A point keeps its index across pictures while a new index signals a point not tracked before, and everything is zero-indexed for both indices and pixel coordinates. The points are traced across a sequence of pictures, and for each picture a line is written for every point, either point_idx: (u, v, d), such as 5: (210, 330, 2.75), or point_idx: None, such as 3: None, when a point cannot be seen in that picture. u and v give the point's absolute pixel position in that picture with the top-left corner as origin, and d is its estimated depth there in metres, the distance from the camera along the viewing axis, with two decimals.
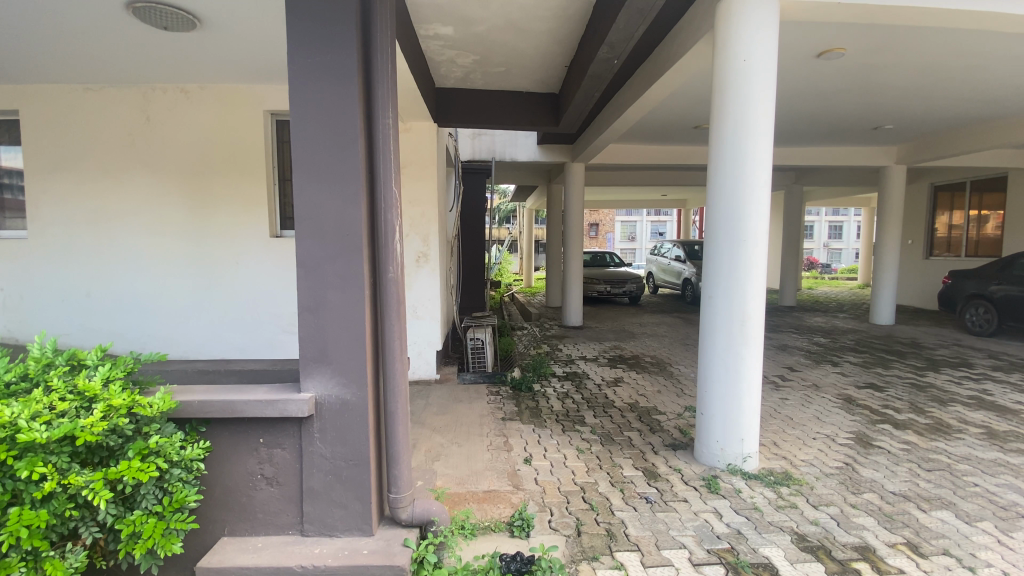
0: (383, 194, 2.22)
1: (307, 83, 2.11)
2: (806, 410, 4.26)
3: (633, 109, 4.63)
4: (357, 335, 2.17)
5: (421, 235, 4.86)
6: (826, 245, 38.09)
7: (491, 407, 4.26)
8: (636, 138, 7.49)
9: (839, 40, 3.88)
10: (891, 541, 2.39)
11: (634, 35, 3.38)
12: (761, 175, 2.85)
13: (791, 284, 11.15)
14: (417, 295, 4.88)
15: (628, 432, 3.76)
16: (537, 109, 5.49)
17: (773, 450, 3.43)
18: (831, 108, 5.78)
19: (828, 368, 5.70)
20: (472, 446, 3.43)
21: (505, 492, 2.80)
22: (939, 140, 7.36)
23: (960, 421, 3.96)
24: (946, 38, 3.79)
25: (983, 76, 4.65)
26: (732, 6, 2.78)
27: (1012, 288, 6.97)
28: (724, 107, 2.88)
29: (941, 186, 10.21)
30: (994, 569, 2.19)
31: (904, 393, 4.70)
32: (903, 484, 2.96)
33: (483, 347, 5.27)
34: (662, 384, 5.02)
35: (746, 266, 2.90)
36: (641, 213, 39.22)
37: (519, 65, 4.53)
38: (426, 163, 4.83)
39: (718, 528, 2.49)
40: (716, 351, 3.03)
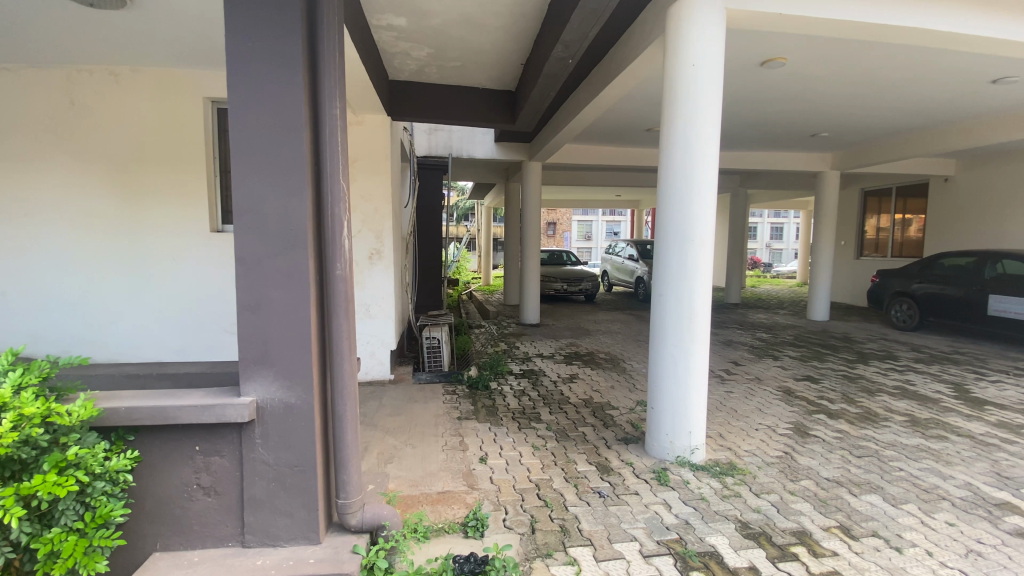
0: (329, 188, 2.13)
1: (247, 70, 1.99)
2: (749, 402, 4.46)
3: (589, 110, 4.68)
4: (302, 336, 2.07)
5: (374, 232, 4.73)
6: (768, 246, 40.19)
7: (446, 407, 4.20)
8: (591, 139, 7.60)
9: (781, 50, 4.07)
10: (825, 525, 2.53)
11: (588, 35, 3.41)
12: (709, 177, 2.94)
13: (736, 282, 11.61)
14: (370, 293, 4.75)
15: (583, 428, 3.81)
16: (493, 106, 5.47)
17: (719, 442, 3.56)
18: (773, 115, 6.07)
19: (769, 361, 6.00)
20: (426, 448, 3.37)
21: (459, 493, 2.77)
22: (869, 148, 7.89)
23: (887, 410, 4.26)
24: (877, 52, 4.05)
25: (907, 89, 5.01)
26: (683, 10, 2.85)
27: (933, 286, 7.57)
28: (674, 108, 2.95)
29: (870, 192, 10.98)
30: (918, 548, 2.35)
31: (837, 384, 5.02)
32: (836, 470, 3.15)
33: (439, 346, 5.21)
34: (616, 380, 5.13)
35: (694, 265, 2.99)
36: (597, 213, 40.06)
37: (474, 61, 4.48)
38: (380, 158, 4.70)
39: (667, 519, 2.55)
40: (666, 347, 3.11)
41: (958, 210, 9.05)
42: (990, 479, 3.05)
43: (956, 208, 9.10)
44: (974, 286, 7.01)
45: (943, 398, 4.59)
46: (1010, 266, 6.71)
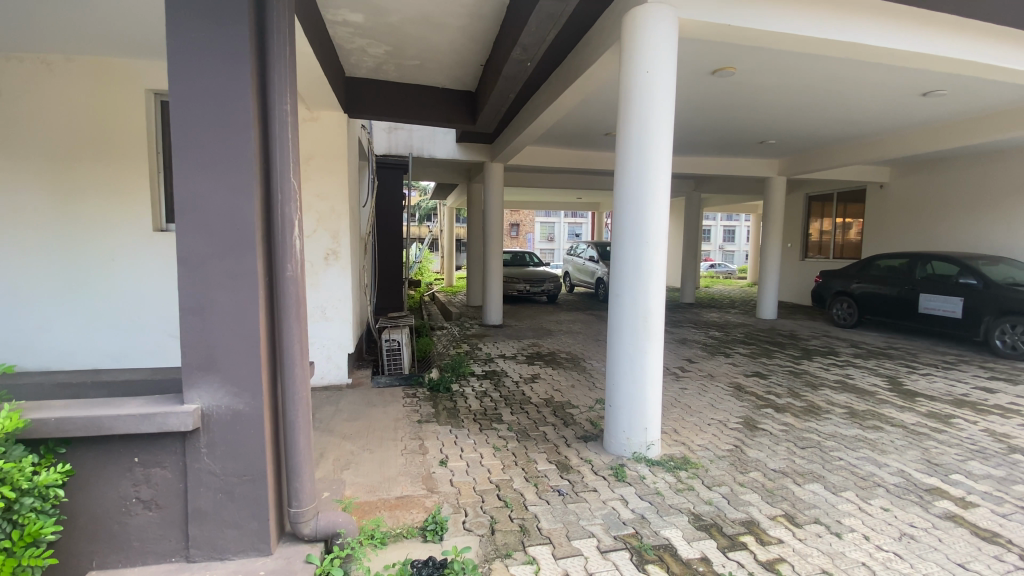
0: (279, 186, 2.06)
1: (189, 62, 1.90)
2: (702, 398, 4.62)
3: (548, 113, 4.73)
4: (250, 339, 1.99)
5: (330, 231, 4.61)
6: (721, 248, 41.80)
7: (406, 410, 4.14)
8: (552, 142, 7.68)
9: (730, 60, 4.25)
10: (772, 514, 2.65)
11: (545, 39, 3.45)
12: (662, 179, 3.03)
13: (691, 281, 11.99)
14: (326, 295, 4.62)
15: (543, 427, 3.84)
16: (453, 106, 5.45)
17: (674, 437, 3.67)
18: (724, 122, 6.32)
19: (721, 358, 6.24)
20: (385, 452, 3.31)
21: (418, 497, 2.73)
22: (813, 155, 8.33)
23: (829, 403, 4.50)
24: (817, 65, 4.28)
25: (845, 100, 5.32)
26: (637, 18, 2.93)
27: (870, 286, 8.07)
28: (629, 113, 3.03)
29: (814, 197, 11.60)
30: (856, 533, 2.50)
31: (784, 379, 5.27)
32: (783, 462, 3.30)
33: (399, 349, 5.14)
34: (576, 379, 5.20)
35: (649, 266, 3.07)
36: (558, 215, 40.52)
37: (433, 60, 4.45)
38: (337, 156, 4.59)
39: (624, 515, 2.61)
40: (623, 346, 3.18)
41: (892, 215, 9.68)
42: (921, 466, 3.28)
43: (890, 213, 9.74)
44: (906, 285, 7.52)
45: (879, 391, 4.90)
46: (938, 266, 7.23)
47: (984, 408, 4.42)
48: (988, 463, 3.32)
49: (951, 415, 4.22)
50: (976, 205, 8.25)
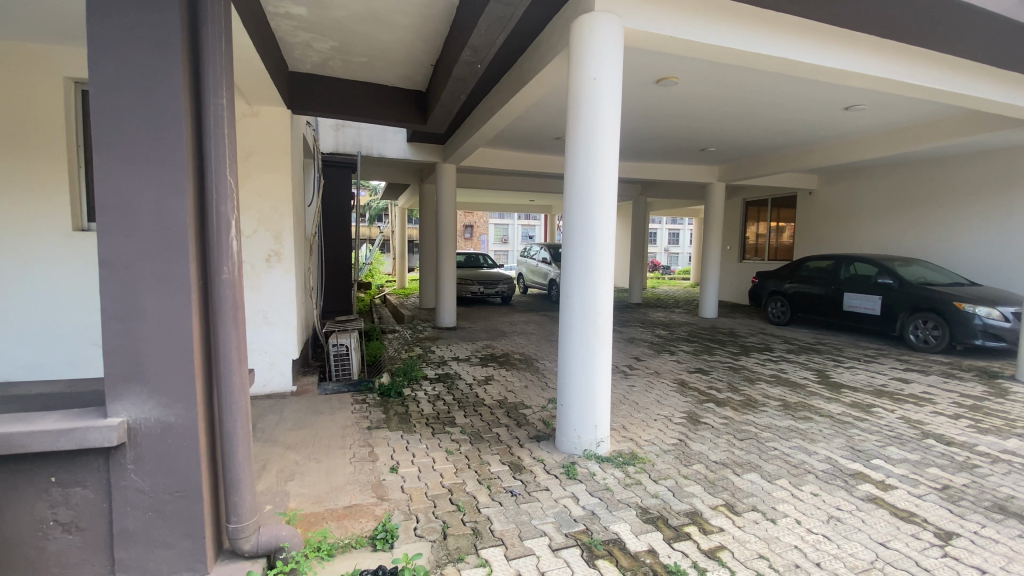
0: (215, 184, 1.96)
1: (112, 51, 1.78)
2: (649, 394, 4.79)
3: (499, 116, 4.75)
4: (183, 347, 1.87)
5: (272, 232, 4.42)
6: (667, 250, 43.48)
7: (356, 417, 4.03)
8: (504, 145, 7.72)
9: (673, 70, 4.43)
10: (714, 504, 2.78)
11: (494, 41, 3.48)
12: (609, 184, 3.11)
13: (638, 283, 12.40)
14: (269, 299, 4.43)
15: (497, 429, 3.85)
16: (403, 105, 5.37)
17: (623, 433, 3.78)
18: (669, 129, 6.57)
19: (667, 356, 6.49)
20: (333, 461, 3.20)
21: (368, 505, 2.66)
22: (750, 163, 8.81)
23: (765, 396, 4.77)
24: (752, 77, 4.54)
25: (777, 111, 5.67)
26: (584, 25, 3.00)
27: (801, 285, 8.63)
28: (577, 118, 3.10)
29: (750, 202, 12.28)
30: (789, 518, 2.66)
31: (724, 375, 5.55)
32: (723, 453, 3.47)
33: (348, 353, 4.99)
34: (529, 380, 5.24)
35: (598, 267, 3.15)
36: (511, 217, 40.77)
37: (382, 58, 4.36)
38: (279, 154, 4.40)
39: (575, 512, 2.65)
40: (573, 347, 3.23)
41: (820, 219, 10.40)
42: (845, 452, 3.54)
43: (818, 218, 10.46)
44: (833, 285, 8.09)
45: (809, 383, 5.25)
46: (860, 268, 7.83)
47: (900, 397, 4.83)
48: (904, 448, 3.63)
49: (873, 405, 4.58)
50: (892, 211, 9.03)
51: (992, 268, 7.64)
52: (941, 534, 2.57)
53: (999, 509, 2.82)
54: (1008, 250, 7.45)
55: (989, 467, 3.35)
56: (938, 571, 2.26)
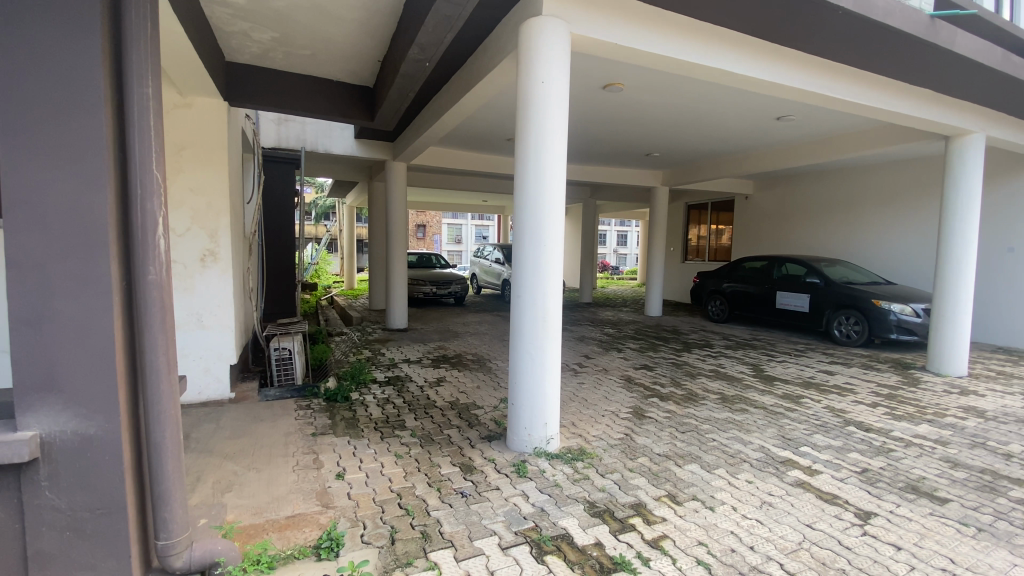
0: (139, 179, 1.83)
1: (19, 32, 1.63)
2: (598, 391, 4.91)
3: (448, 115, 4.72)
4: (103, 353, 1.73)
5: (207, 231, 4.19)
6: (616, 251, 44.72)
7: (300, 423, 3.88)
8: (455, 144, 7.68)
9: (619, 77, 4.57)
10: (657, 495, 2.89)
11: (443, 40, 3.46)
12: (557, 187, 3.16)
13: (588, 282, 12.68)
14: (203, 301, 4.20)
15: (448, 430, 3.82)
16: (349, 101, 5.24)
17: (572, 430, 3.85)
18: (616, 134, 6.78)
19: (615, 353, 6.68)
20: (274, 470, 3.07)
21: (312, 514, 2.58)
22: (693, 168, 9.21)
23: (705, 390, 5.01)
24: (693, 86, 4.76)
25: (714, 120, 5.97)
26: (532, 29, 3.04)
27: (739, 285, 9.13)
28: (526, 120, 3.13)
29: (692, 205, 12.84)
30: (726, 505, 2.81)
31: (667, 370, 5.78)
32: (666, 446, 3.61)
33: (290, 358, 4.80)
34: (481, 380, 5.24)
35: (547, 267, 3.20)
36: (464, 217, 40.59)
37: (326, 52, 4.23)
38: (216, 148, 4.17)
39: (525, 509, 2.68)
40: (524, 345, 3.27)
41: (755, 223, 11.03)
42: (777, 441, 3.78)
43: (753, 221, 11.09)
44: (766, 284, 8.61)
45: (745, 377, 5.57)
46: (791, 268, 8.36)
47: (826, 388, 5.21)
48: (829, 435, 3.92)
49: (802, 397, 4.91)
50: (819, 215, 9.71)
51: (904, 268, 8.38)
52: (861, 514, 2.79)
53: (910, 489, 3.10)
54: (917, 252, 8.19)
55: (902, 451, 3.67)
56: (857, 548, 2.46)
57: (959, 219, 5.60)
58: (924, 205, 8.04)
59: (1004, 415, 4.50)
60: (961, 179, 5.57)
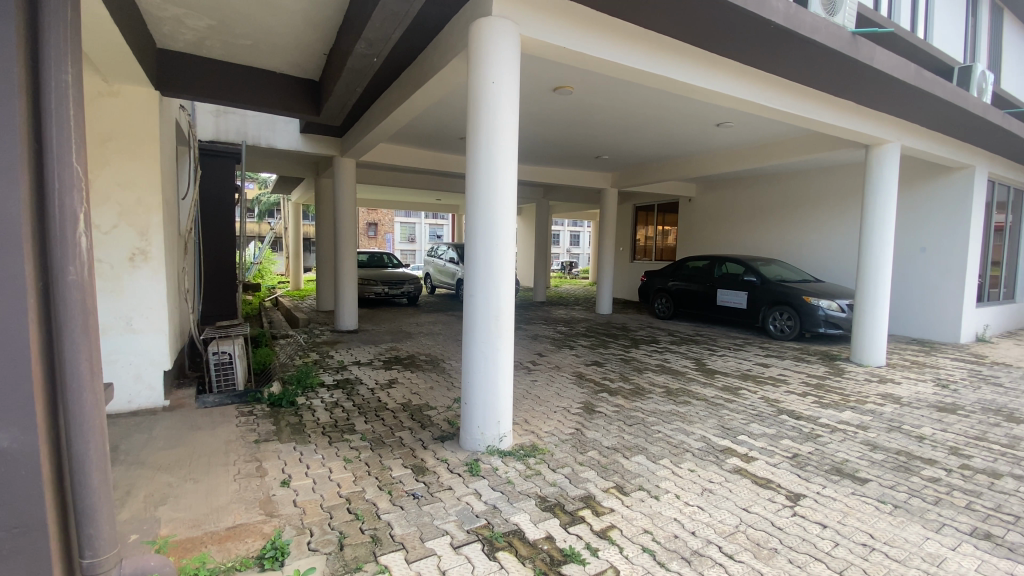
0: (56, 171, 1.69)
1: None
2: (550, 388, 5.00)
3: (398, 113, 4.65)
4: (16, 359, 1.59)
5: (137, 228, 3.92)
6: (569, 251, 45.55)
7: (242, 430, 3.72)
8: (407, 142, 7.56)
9: (569, 80, 4.66)
10: (606, 487, 2.98)
11: (391, 36, 3.42)
12: (508, 188, 3.19)
13: (541, 282, 12.85)
14: (133, 303, 3.93)
15: (399, 433, 3.77)
16: (293, 94, 5.05)
17: (525, 427, 3.90)
18: (566, 136, 6.92)
19: (567, 351, 6.81)
20: (213, 480, 2.92)
21: (255, 524, 2.48)
22: (640, 171, 9.52)
23: (651, 384, 5.20)
24: (638, 92, 4.93)
25: (659, 124, 6.20)
26: (482, 28, 3.05)
27: (683, 283, 9.53)
28: (477, 120, 3.14)
29: (640, 207, 13.27)
30: (670, 494, 2.94)
31: (616, 366, 5.96)
32: (614, 439, 3.72)
33: (231, 362, 4.58)
34: (434, 381, 5.19)
35: (500, 266, 3.22)
36: (417, 216, 40.03)
37: (268, 43, 4.07)
38: (146, 139, 3.92)
39: (477, 508, 2.69)
40: (476, 345, 3.28)
41: (698, 224, 11.54)
42: (717, 431, 3.99)
43: (696, 222, 11.60)
44: (708, 282, 9.04)
45: (688, 371, 5.83)
46: (730, 267, 8.81)
47: (761, 379, 5.55)
48: (764, 424, 4.17)
49: (740, 388, 5.20)
50: (755, 217, 10.28)
51: (830, 267, 9.02)
52: (791, 496, 3.00)
53: (835, 471, 3.36)
54: (841, 252, 8.85)
55: (828, 436, 3.97)
56: (788, 528, 2.63)
57: (877, 222, 6.10)
58: (848, 208, 8.68)
59: (917, 400, 4.94)
60: (879, 185, 6.07)
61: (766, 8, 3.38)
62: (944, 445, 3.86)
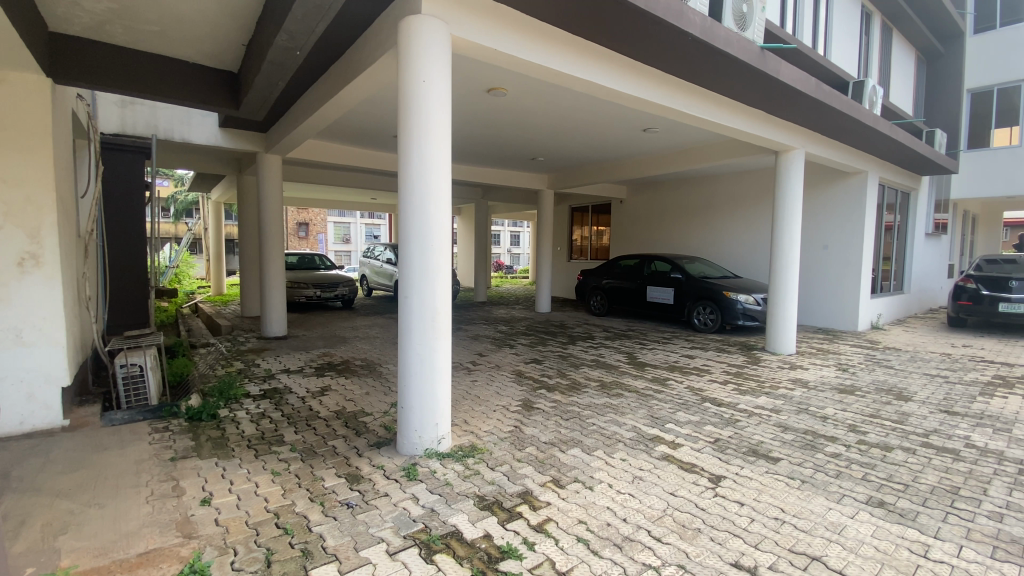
0: None
1: None
2: (489, 387, 5.03)
3: (325, 110, 4.49)
4: None
5: (26, 230, 3.53)
6: (508, 251, 45.92)
7: (156, 448, 3.44)
8: (338, 139, 7.31)
9: (502, 81, 4.70)
10: (543, 482, 3.05)
11: (314, 29, 3.30)
12: (441, 188, 3.17)
13: (481, 282, 12.85)
14: (21, 313, 3.52)
15: (333, 441, 3.64)
16: (210, 86, 4.74)
17: (464, 428, 3.90)
18: (502, 137, 6.97)
19: (507, 350, 6.88)
20: (123, 504, 2.68)
21: (172, 547, 2.31)
22: (574, 173, 9.78)
23: (586, 379, 5.38)
24: (570, 96, 5.07)
25: (590, 128, 6.41)
26: (412, 27, 3.02)
27: (616, 281, 9.90)
28: (408, 118, 3.10)
29: (575, 208, 13.61)
30: (603, 483, 3.06)
31: (554, 363, 6.09)
32: (552, 434, 3.81)
33: (142, 376, 4.21)
34: (370, 387, 5.05)
35: (434, 267, 3.20)
36: (353, 215, 38.74)
37: (179, 30, 3.79)
38: (37, 131, 3.53)
39: (414, 512, 2.66)
40: (412, 348, 3.23)
41: (630, 224, 12.02)
42: (646, 420, 4.19)
43: (628, 223, 12.07)
44: (639, 280, 9.44)
45: (622, 365, 6.07)
46: (658, 265, 9.26)
47: (688, 370, 5.89)
48: (689, 412, 4.44)
49: (668, 379, 5.48)
50: (681, 218, 10.86)
51: (748, 264, 9.71)
52: (713, 478, 3.21)
53: (752, 452, 3.63)
54: (757, 250, 9.55)
55: (746, 420, 4.29)
56: (710, 509, 2.82)
57: (786, 222, 6.67)
58: (763, 210, 9.40)
59: (822, 384, 5.46)
60: (787, 189, 6.62)
61: (684, 20, 3.62)
62: (844, 424, 4.29)
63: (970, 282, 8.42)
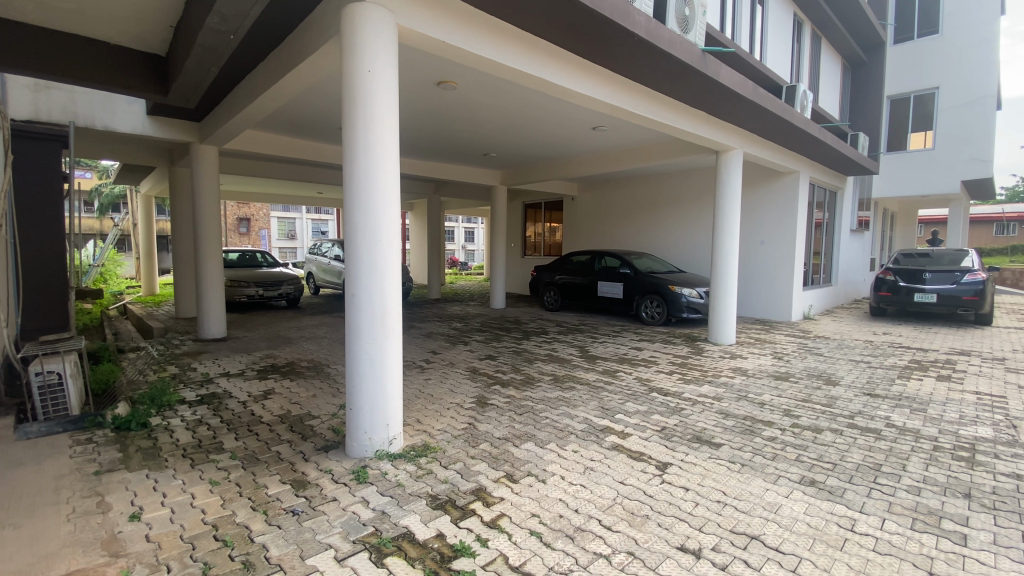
0: None
1: None
2: (443, 385, 4.98)
3: (264, 99, 4.28)
4: None
5: None
6: (462, 247, 45.61)
7: (79, 462, 3.18)
8: (280, 130, 6.99)
9: (451, 75, 4.64)
10: (496, 478, 3.05)
11: (248, 12, 3.14)
12: (389, 182, 3.09)
13: (435, 279, 12.70)
14: None
15: (277, 447, 3.49)
16: (137, 70, 4.41)
17: (417, 427, 3.83)
18: (453, 132, 6.90)
19: (461, 347, 6.83)
20: (41, 522, 2.46)
21: (97, 567, 2.14)
22: (526, 169, 9.83)
23: (540, 373, 5.44)
24: (520, 92, 5.10)
25: (541, 125, 6.47)
26: (356, 15, 2.93)
27: (569, 276, 10.04)
28: (353, 109, 3.01)
29: (528, 205, 13.69)
30: (556, 476, 3.10)
31: (508, 359, 6.11)
32: (506, 430, 3.82)
33: (61, 385, 3.87)
34: (317, 389, 4.87)
35: (383, 264, 3.11)
36: (299, 211, 37.27)
37: (99, 8, 3.50)
38: None
39: (364, 516, 2.60)
40: (361, 347, 3.14)
41: (581, 221, 12.22)
42: (597, 412, 4.28)
43: (579, 219, 12.26)
44: (590, 275, 9.62)
45: (574, 358, 6.18)
46: (609, 260, 9.47)
47: (637, 362, 6.06)
48: (637, 402, 4.58)
49: (618, 371, 5.63)
50: (630, 215, 11.15)
51: (692, 259, 10.11)
52: (660, 465, 3.33)
53: (696, 439, 3.79)
54: (700, 246, 9.96)
55: (691, 408, 4.48)
56: (657, 495, 2.92)
57: (727, 220, 6.99)
58: (705, 207, 9.80)
59: (760, 371, 5.79)
60: (728, 187, 6.93)
61: (630, 21, 3.70)
62: (780, 409, 4.56)
63: (889, 274, 9.15)
